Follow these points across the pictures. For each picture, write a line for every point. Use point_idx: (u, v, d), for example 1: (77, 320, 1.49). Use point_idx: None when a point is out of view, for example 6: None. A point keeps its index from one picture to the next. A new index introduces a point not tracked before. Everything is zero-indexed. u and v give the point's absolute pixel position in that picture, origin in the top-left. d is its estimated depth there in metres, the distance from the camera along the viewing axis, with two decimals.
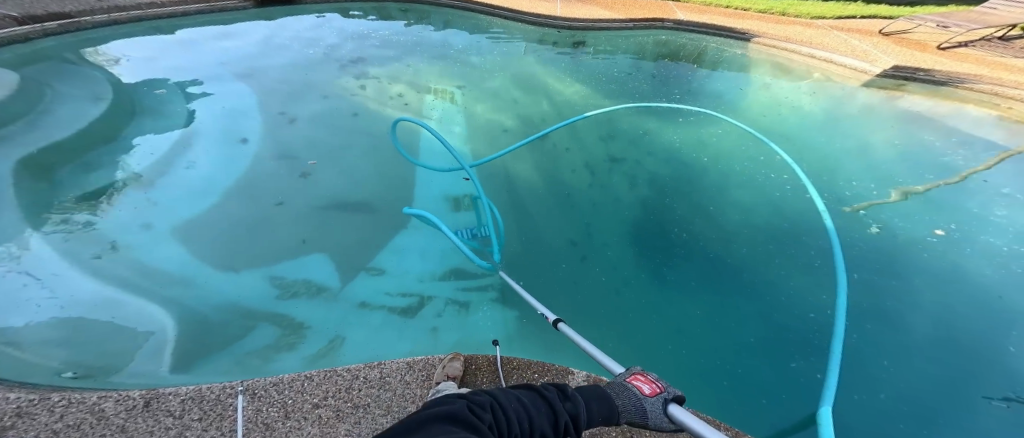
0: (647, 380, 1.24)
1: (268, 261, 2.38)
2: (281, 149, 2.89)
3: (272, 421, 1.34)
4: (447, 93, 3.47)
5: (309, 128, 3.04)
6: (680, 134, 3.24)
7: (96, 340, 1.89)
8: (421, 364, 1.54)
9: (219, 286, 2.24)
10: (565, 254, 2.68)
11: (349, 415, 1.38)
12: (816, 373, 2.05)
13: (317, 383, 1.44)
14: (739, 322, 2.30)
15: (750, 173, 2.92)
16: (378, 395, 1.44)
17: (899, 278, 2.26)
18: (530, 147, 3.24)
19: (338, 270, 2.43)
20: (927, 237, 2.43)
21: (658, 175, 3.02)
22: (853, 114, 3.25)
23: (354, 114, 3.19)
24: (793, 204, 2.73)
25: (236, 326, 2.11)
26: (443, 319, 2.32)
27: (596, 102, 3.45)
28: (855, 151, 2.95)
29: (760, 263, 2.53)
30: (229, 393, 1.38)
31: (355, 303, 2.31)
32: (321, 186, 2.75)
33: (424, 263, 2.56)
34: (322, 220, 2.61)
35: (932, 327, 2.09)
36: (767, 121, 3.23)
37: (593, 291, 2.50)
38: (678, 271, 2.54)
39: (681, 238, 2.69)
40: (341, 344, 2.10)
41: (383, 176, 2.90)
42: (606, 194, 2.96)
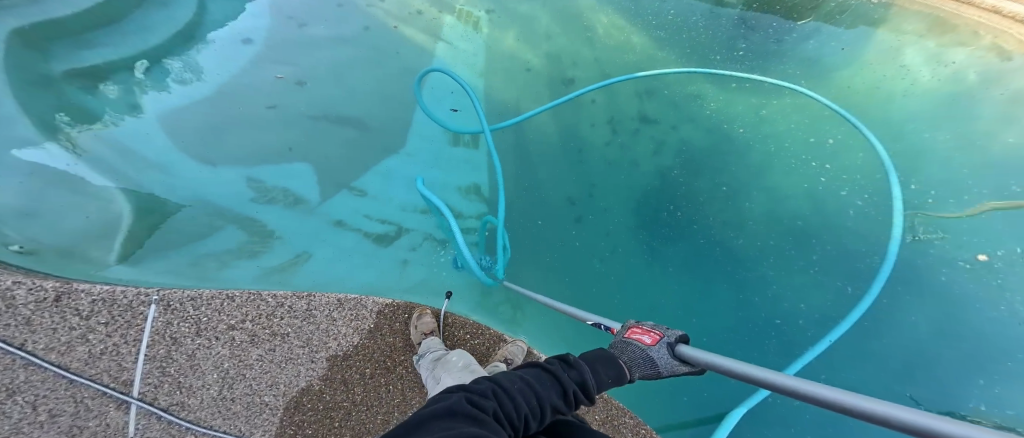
0: (644, 330, 1.24)
1: (249, 160, 2.41)
2: (284, 54, 2.61)
3: (181, 337, 1.86)
4: (474, 16, 2.96)
5: (307, 34, 2.68)
6: (744, 101, 2.66)
7: (53, 214, 2.06)
8: (350, 307, 2.04)
9: (198, 180, 2.32)
10: (562, 212, 2.63)
11: (262, 341, 1.94)
12: None
13: (236, 306, 1.93)
14: (703, 313, 2.33)
15: (801, 168, 2.44)
16: (300, 326, 1.98)
17: (904, 308, 2.08)
18: (550, 89, 2.93)
19: (319, 182, 2.46)
20: (958, 260, 2.09)
21: (690, 144, 2.66)
22: (992, 98, 2.40)
23: (365, 28, 2.77)
24: (831, 207, 2.33)
25: (203, 222, 2.27)
26: (416, 252, 2.41)
27: (641, 46, 2.95)
28: (966, 150, 2.30)
29: (763, 256, 2.33)
30: (142, 301, 1.84)
31: (333, 221, 2.40)
32: (319, 97, 2.60)
33: (408, 194, 2.53)
34: (313, 129, 2.53)
35: (911, 361, 2.00)
36: (862, 99, 2.53)
37: (574, 254, 2.55)
38: (664, 254, 2.48)
39: (679, 219, 2.51)
40: (305, 260, 2.27)
41: (383, 97, 2.71)
42: (623, 155, 2.73)
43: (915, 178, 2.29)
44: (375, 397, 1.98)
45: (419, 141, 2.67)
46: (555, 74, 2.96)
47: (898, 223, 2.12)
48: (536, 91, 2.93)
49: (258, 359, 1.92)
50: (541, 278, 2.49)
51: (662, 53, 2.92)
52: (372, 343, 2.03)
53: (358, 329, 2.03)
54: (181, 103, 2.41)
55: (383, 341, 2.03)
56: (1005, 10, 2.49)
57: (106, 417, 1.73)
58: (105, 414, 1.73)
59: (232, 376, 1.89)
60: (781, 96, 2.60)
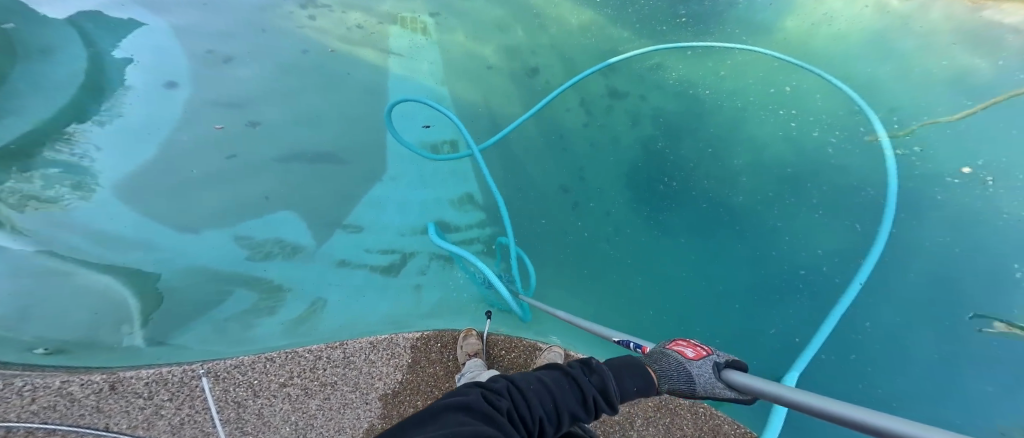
0: (691, 346, 1.36)
1: (232, 217, 2.40)
2: (218, 98, 2.57)
3: (243, 399, 1.90)
4: (419, 22, 3.03)
5: (244, 71, 2.66)
6: (707, 64, 2.86)
7: (60, 314, 2.02)
8: (384, 346, 2.08)
9: (193, 250, 2.31)
10: (556, 201, 2.81)
11: (316, 392, 1.96)
12: (773, 330, 2.29)
13: (280, 365, 1.98)
14: (727, 272, 2.47)
15: (772, 121, 2.65)
16: (344, 373, 2.01)
17: (898, 230, 2.28)
18: (518, 86, 3.04)
19: (308, 224, 2.47)
20: (949, 179, 2.30)
21: (663, 113, 2.85)
22: (918, 26, 2.64)
23: (303, 51, 2.79)
24: (801, 143, 2.57)
25: (208, 291, 2.25)
26: (426, 275, 2.51)
27: (586, 31, 3.11)
28: (906, 78, 2.56)
29: (767, 209, 2.50)
30: (193, 375, 1.90)
31: (334, 261, 2.43)
32: (281, 136, 2.58)
33: (403, 216, 2.62)
34: (285, 168, 2.53)
35: (920, 275, 2.20)
36: (798, 42, 2.77)
37: (581, 244, 2.72)
38: (674, 218, 2.64)
39: (672, 188, 2.68)
40: (323, 305, 2.30)
41: (349, 121, 2.73)
42: (606, 137, 2.90)
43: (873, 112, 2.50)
44: None
45: (399, 163, 2.71)
46: (516, 68, 3.07)
47: (889, 151, 2.36)
48: (504, 90, 3.03)
49: (318, 409, 1.94)
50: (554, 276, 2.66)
51: (611, 33, 3.09)
52: (415, 377, 2.06)
53: (397, 365, 2.06)
54: (132, 170, 2.35)
55: (425, 372, 2.07)
56: None
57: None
58: None
59: (302, 427, 1.90)
60: (732, 56, 2.81)
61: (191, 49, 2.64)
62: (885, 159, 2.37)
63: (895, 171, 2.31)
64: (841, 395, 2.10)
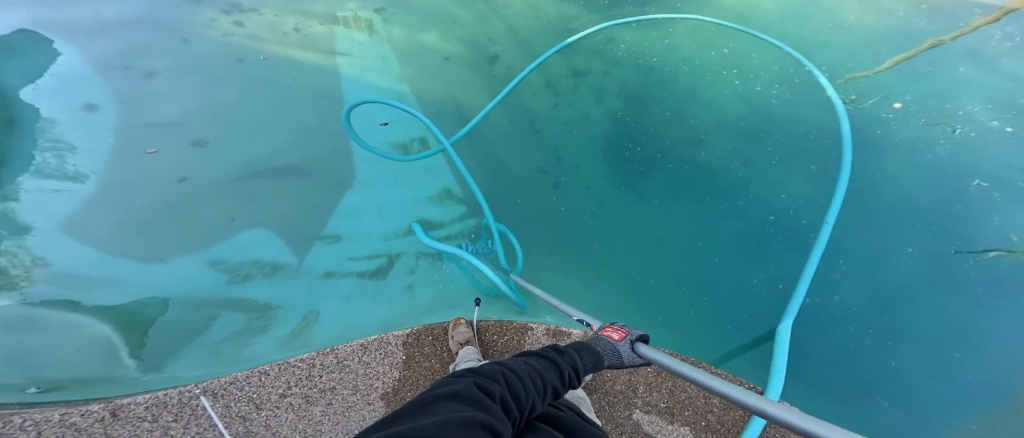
0: (615, 329, 1.47)
1: (197, 245, 2.39)
2: (151, 121, 2.55)
3: (248, 413, 1.89)
4: (363, 20, 3.08)
5: (185, 91, 2.65)
6: (657, 34, 2.99)
7: (45, 358, 1.97)
8: (375, 347, 2.09)
9: (163, 280, 2.28)
10: (536, 181, 2.86)
11: (317, 399, 1.95)
12: (766, 282, 2.33)
13: (275, 377, 1.97)
14: (711, 227, 2.55)
15: (723, 80, 2.79)
16: (341, 377, 2.01)
17: (858, 172, 2.40)
18: (479, 74, 3.14)
19: (284, 243, 2.49)
20: (884, 115, 2.49)
21: (627, 83, 2.94)
22: None
23: (238, 60, 2.80)
24: (756, 98, 2.71)
25: (195, 317, 2.23)
26: (416, 275, 2.56)
27: (534, 17, 3.21)
28: (838, 29, 2.75)
29: (728, 164, 2.61)
30: (192, 396, 1.88)
31: (319, 273, 2.46)
32: (251, 151, 2.66)
33: (384, 221, 2.68)
34: (247, 189, 2.56)
35: (884, 206, 2.31)
36: (727, 6, 2.96)
37: (566, 224, 2.75)
38: (653, 183, 2.72)
39: (643, 155, 2.78)
40: (315, 318, 2.30)
41: (313, 132, 2.79)
42: (574, 111, 2.98)
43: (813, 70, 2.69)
44: None
45: (369, 167, 2.79)
46: (473, 60, 3.14)
47: (834, 93, 2.55)
48: (463, 79, 3.12)
49: (324, 414, 1.92)
50: (542, 258, 2.68)
51: (557, 18, 3.20)
52: (412, 372, 2.06)
53: (393, 363, 2.06)
54: (80, 206, 2.32)
55: (421, 366, 2.07)
56: None
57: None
58: None
59: (311, 433, 1.88)
60: (677, 26, 2.96)
61: (114, 75, 2.60)
62: (835, 108, 2.53)
63: (845, 114, 2.49)
64: (841, 336, 2.12)
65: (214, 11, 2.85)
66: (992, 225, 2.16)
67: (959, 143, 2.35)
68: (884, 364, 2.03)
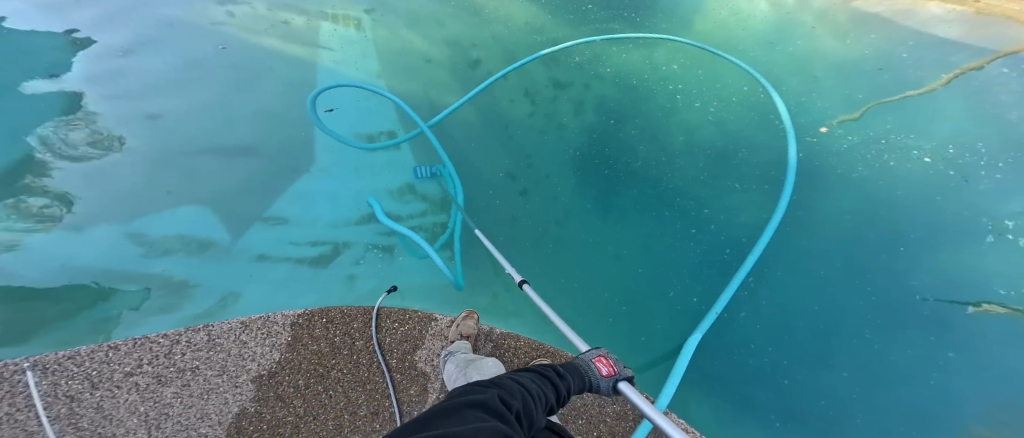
0: (607, 363, 1.19)
1: (128, 215, 2.18)
2: (114, 93, 2.35)
3: (77, 393, 1.72)
4: (351, 19, 2.78)
5: (161, 67, 2.48)
6: (635, 54, 2.67)
7: None
8: (257, 326, 1.91)
9: (67, 250, 2.07)
10: (499, 186, 2.49)
11: (172, 380, 1.79)
12: (698, 302, 2.07)
13: (125, 353, 1.81)
14: (672, 247, 2.22)
15: (683, 107, 2.47)
16: (207, 357, 1.84)
17: (864, 208, 2.10)
18: (457, 78, 2.82)
19: (219, 220, 2.28)
20: (807, 137, 2.29)
21: (607, 98, 2.58)
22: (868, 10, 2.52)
23: (222, 47, 2.58)
24: (736, 121, 2.39)
25: (91, 289, 2.04)
26: (361, 265, 2.32)
27: (528, 19, 2.90)
28: (869, 58, 2.41)
29: (707, 187, 2.27)
30: (15, 370, 1.72)
31: (253, 255, 2.25)
32: (191, 131, 2.39)
33: (335, 209, 2.42)
34: (190, 166, 2.32)
35: (883, 241, 2.04)
36: (722, 29, 2.66)
37: (524, 231, 2.39)
38: (621, 197, 2.37)
39: (622, 168, 2.42)
40: (232, 301, 2.11)
41: (262, 118, 2.51)
42: (550, 123, 2.59)
43: (829, 98, 2.35)
44: (319, 406, 1.76)
45: (331, 155, 2.51)
46: (456, 62, 2.83)
47: (791, 129, 2.27)
48: (443, 81, 2.81)
49: (175, 397, 1.76)
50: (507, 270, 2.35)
51: (554, 19, 2.89)
52: (296, 356, 1.86)
53: (274, 345, 1.88)
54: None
55: (305, 351, 1.87)
56: None
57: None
58: None
59: (154, 418, 1.72)
60: (659, 49, 2.65)
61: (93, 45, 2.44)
62: (788, 137, 2.28)
63: (796, 147, 2.25)
64: (807, 379, 1.88)
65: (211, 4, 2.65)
66: (931, 270, 1.96)
67: (915, 185, 2.10)
68: (811, 399, 1.85)
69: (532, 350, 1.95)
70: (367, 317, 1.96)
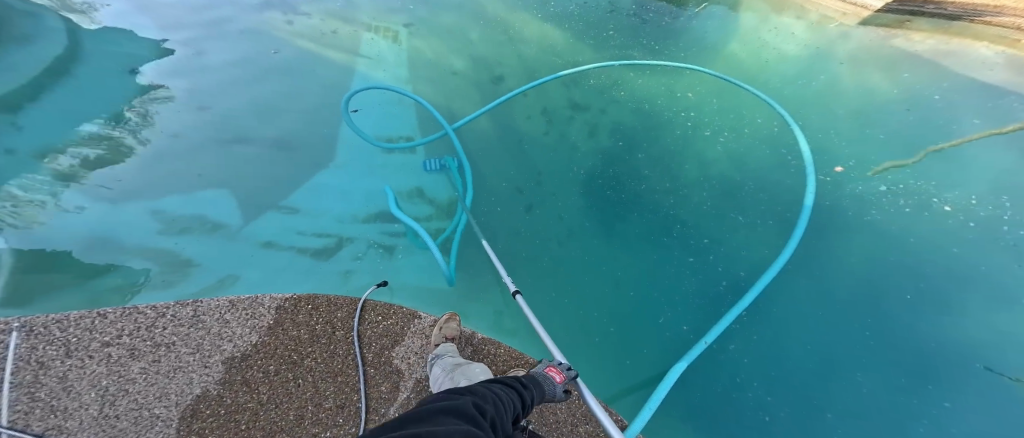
0: (558, 371, 1.32)
1: (160, 193, 2.25)
2: (176, 87, 2.55)
3: (48, 360, 1.70)
4: (391, 31, 2.90)
5: (221, 64, 2.68)
6: (652, 81, 2.63)
7: None
8: (243, 306, 1.90)
9: (100, 219, 2.15)
10: (506, 201, 2.37)
11: (145, 354, 1.76)
12: (686, 330, 1.95)
13: (110, 322, 1.81)
14: (674, 276, 2.08)
15: (694, 135, 2.41)
16: (187, 334, 1.82)
17: (890, 262, 1.95)
18: (479, 90, 2.77)
19: (238, 205, 2.30)
20: (821, 176, 2.17)
21: (622, 124, 2.53)
22: (900, 59, 2.46)
23: (276, 52, 2.76)
24: (752, 159, 2.29)
25: (103, 258, 2.07)
26: (361, 262, 2.21)
27: (554, 40, 2.91)
28: (904, 103, 2.29)
29: (715, 222, 2.16)
30: (4, 330, 1.75)
31: (261, 241, 2.23)
32: (226, 121, 2.50)
33: (345, 204, 2.37)
34: (223, 154, 2.40)
35: (911, 298, 1.87)
36: (744, 60, 2.61)
37: (527, 246, 2.24)
38: (628, 223, 2.24)
39: (634, 192, 2.32)
40: (231, 282, 2.08)
41: (296, 116, 2.58)
42: (563, 143, 2.52)
43: (859, 141, 2.22)
44: (283, 393, 1.69)
45: (350, 153, 2.53)
46: (480, 75, 2.82)
47: (809, 166, 2.18)
48: (463, 92, 2.77)
49: (141, 372, 1.72)
50: (506, 286, 2.13)
51: (580, 41, 2.87)
52: (273, 340, 1.82)
53: (254, 327, 1.85)
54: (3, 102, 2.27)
55: (282, 335, 1.83)
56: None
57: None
58: None
59: (112, 392, 1.67)
60: (682, 78, 2.61)
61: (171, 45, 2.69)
62: (806, 179, 2.17)
63: (814, 188, 2.13)
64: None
65: (276, 15, 2.89)
66: (947, 326, 1.81)
67: (930, 232, 1.97)
68: None
69: (512, 359, 1.87)
70: (352, 307, 1.93)
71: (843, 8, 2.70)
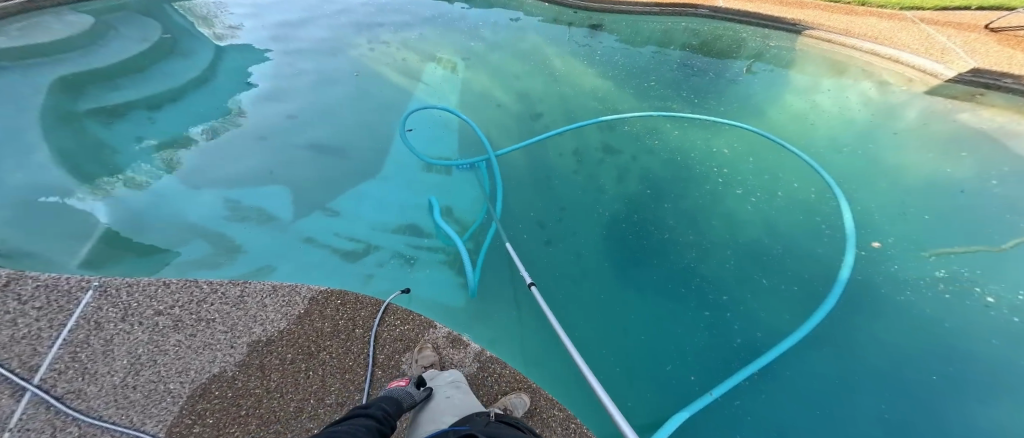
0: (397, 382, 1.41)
1: (236, 184, 2.51)
2: (271, 96, 2.98)
3: (105, 322, 1.60)
4: (451, 62, 3.29)
5: (311, 80, 3.12)
6: (688, 132, 2.74)
7: (45, 223, 2.14)
8: (283, 292, 1.76)
9: (181, 200, 2.39)
10: (529, 232, 2.39)
11: (185, 327, 1.63)
12: (695, 385, 1.84)
13: (169, 292, 1.71)
14: (689, 328, 2.00)
15: (726, 193, 2.44)
16: (228, 312, 1.68)
17: (924, 347, 1.85)
18: (518, 123, 2.91)
19: (292, 202, 2.49)
20: (859, 249, 2.13)
21: (651, 173, 2.58)
22: (943, 142, 2.53)
23: (356, 73, 3.19)
24: (788, 225, 2.28)
25: (173, 236, 2.24)
26: (383, 268, 2.26)
27: (597, 86, 3.10)
28: (943, 186, 2.32)
29: (740, 279, 2.12)
30: (81, 287, 1.66)
31: (301, 237, 2.35)
32: (302, 128, 2.82)
33: (379, 213, 2.50)
34: (294, 155, 2.68)
35: (947, 389, 1.74)
36: (784, 122, 2.73)
37: (544, 276, 2.22)
38: (647, 271, 2.21)
39: (658, 240, 2.31)
40: (266, 272, 2.17)
41: (359, 129, 2.86)
42: (592, 184, 2.58)
43: (897, 222, 2.20)
44: (292, 385, 1.52)
45: (394, 167, 2.71)
46: (522, 109, 2.99)
47: (851, 249, 2.10)
48: (504, 123, 2.92)
49: (176, 345, 1.58)
50: (512, 312, 2.09)
51: (622, 91, 3.05)
52: (299, 330, 1.66)
53: (287, 314, 1.70)
54: (131, 100, 2.77)
55: (311, 326, 1.67)
56: (909, 62, 2.95)
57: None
58: None
59: (142, 362, 1.54)
60: (720, 132, 2.70)
61: (279, 66, 3.20)
62: (847, 253, 2.10)
63: (852, 261, 2.07)
64: None
65: (363, 47, 3.40)
66: (989, 426, 1.65)
67: (971, 322, 1.88)
68: None
69: (517, 381, 1.60)
70: (376, 308, 1.74)
71: (913, 74, 2.94)
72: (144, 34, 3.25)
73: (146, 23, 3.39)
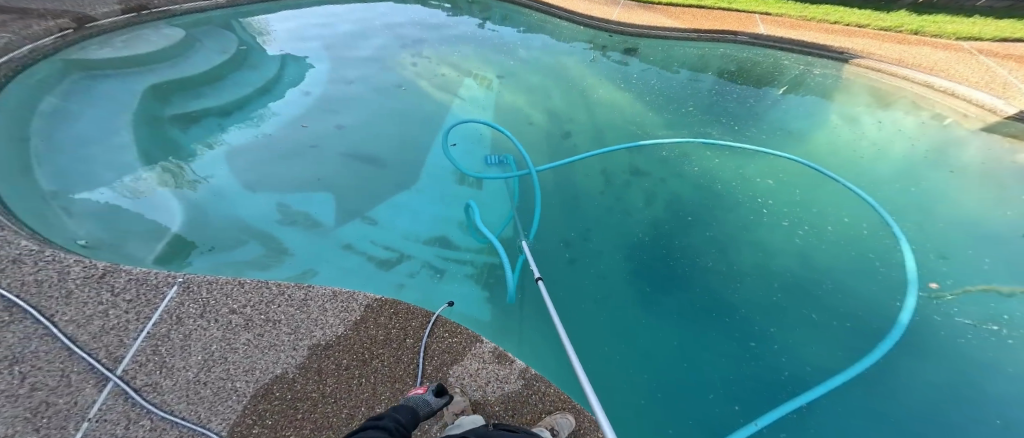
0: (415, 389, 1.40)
1: (292, 189, 2.66)
2: (323, 106, 3.13)
3: (185, 317, 1.74)
4: (486, 79, 3.40)
5: (358, 91, 3.27)
6: (727, 160, 2.74)
7: (125, 219, 2.30)
8: (342, 298, 1.87)
9: (242, 204, 2.55)
10: (554, 252, 2.42)
11: (254, 327, 1.75)
12: (737, 415, 1.79)
13: (243, 292, 1.85)
14: (724, 356, 1.99)
15: (765, 223, 2.43)
16: (293, 314, 1.80)
17: (974, 392, 1.80)
18: (548, 142, 2.96)
19: (337, 208, 2.61)
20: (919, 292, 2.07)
21: (680, 199, 2.60)
22: (997, 183, 2.47)
23: (400, 86, 3.33)
24: (825, 259, 2.26)
25: (233, 237, 2.38)
26: (413, 278, 2.34)
27: (631, 109, 3.14)
28: (998, 229, 2.26)
29: (774, 312, 2.11)
30: (167, 282, 1.83)
31: (341, 243, 2.46)
32: (349, 138, 2.96)
33: (414, 224, 2.59)
34: (343, 164, 2.82)
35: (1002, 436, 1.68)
36: (826, 153, 2.70)
37: (572, 295, 2.25)
38: (671, 299, 2.21)
39: (684, 268, 2.32)
40: (310, 275, 2.27)
41: (403, 141, 2.99)
42: (620, 206, 2.62)
43: (942, 263, 2.16)
44: (346, 390, 1.61)
45: (430, 180, 2.81)
46: (554, 127, 3.05)
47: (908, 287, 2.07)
48: (534, 140, 2.97)
49: (246, 344, 1.69)
50: (539, 330, 2.12)
51: (657, 114, 3.08)
52: (355, 336, 1.76)
53: (344, 320, 1.81)
54: (202, 106, 2.97)
55: (366, 333, 1.77)
56: (966, 95, 2.88)
57: (79, 394, 1.50)
58: (79, 392, 1.51)
59: (215, 358, 1.65)
60: (751, 160, 2.71)
61: (330, 77, 3.37)
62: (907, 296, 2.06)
63: (913, 304, 2.02)
64: None
65: (406, 61, 3.55)
66: None
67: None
68: None
69: (560, 400, 1.64)
70: (426, 319, 1.83)
71: (968, 108, 2.87)
72: (222, 46, 3.49)
73: (224, 36, 3.64)
